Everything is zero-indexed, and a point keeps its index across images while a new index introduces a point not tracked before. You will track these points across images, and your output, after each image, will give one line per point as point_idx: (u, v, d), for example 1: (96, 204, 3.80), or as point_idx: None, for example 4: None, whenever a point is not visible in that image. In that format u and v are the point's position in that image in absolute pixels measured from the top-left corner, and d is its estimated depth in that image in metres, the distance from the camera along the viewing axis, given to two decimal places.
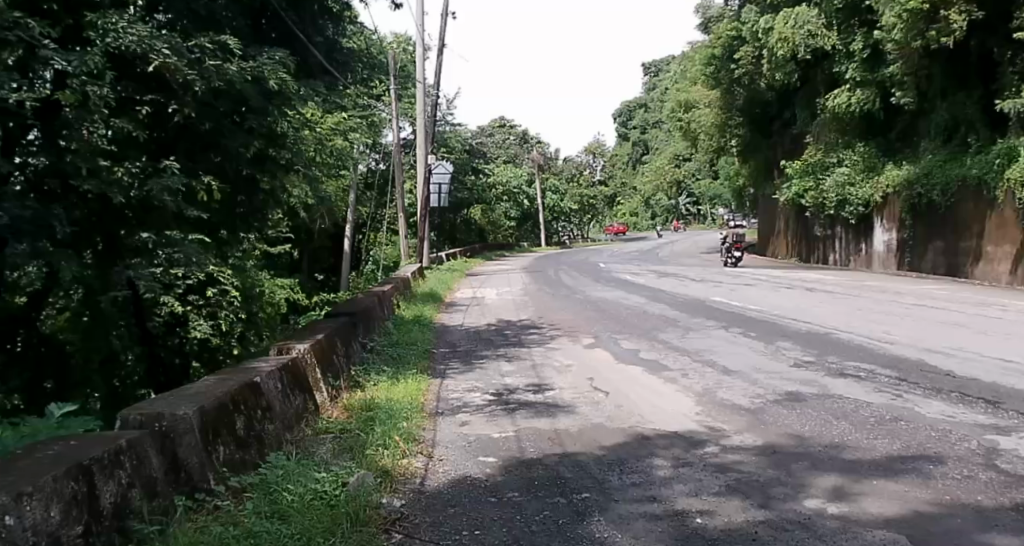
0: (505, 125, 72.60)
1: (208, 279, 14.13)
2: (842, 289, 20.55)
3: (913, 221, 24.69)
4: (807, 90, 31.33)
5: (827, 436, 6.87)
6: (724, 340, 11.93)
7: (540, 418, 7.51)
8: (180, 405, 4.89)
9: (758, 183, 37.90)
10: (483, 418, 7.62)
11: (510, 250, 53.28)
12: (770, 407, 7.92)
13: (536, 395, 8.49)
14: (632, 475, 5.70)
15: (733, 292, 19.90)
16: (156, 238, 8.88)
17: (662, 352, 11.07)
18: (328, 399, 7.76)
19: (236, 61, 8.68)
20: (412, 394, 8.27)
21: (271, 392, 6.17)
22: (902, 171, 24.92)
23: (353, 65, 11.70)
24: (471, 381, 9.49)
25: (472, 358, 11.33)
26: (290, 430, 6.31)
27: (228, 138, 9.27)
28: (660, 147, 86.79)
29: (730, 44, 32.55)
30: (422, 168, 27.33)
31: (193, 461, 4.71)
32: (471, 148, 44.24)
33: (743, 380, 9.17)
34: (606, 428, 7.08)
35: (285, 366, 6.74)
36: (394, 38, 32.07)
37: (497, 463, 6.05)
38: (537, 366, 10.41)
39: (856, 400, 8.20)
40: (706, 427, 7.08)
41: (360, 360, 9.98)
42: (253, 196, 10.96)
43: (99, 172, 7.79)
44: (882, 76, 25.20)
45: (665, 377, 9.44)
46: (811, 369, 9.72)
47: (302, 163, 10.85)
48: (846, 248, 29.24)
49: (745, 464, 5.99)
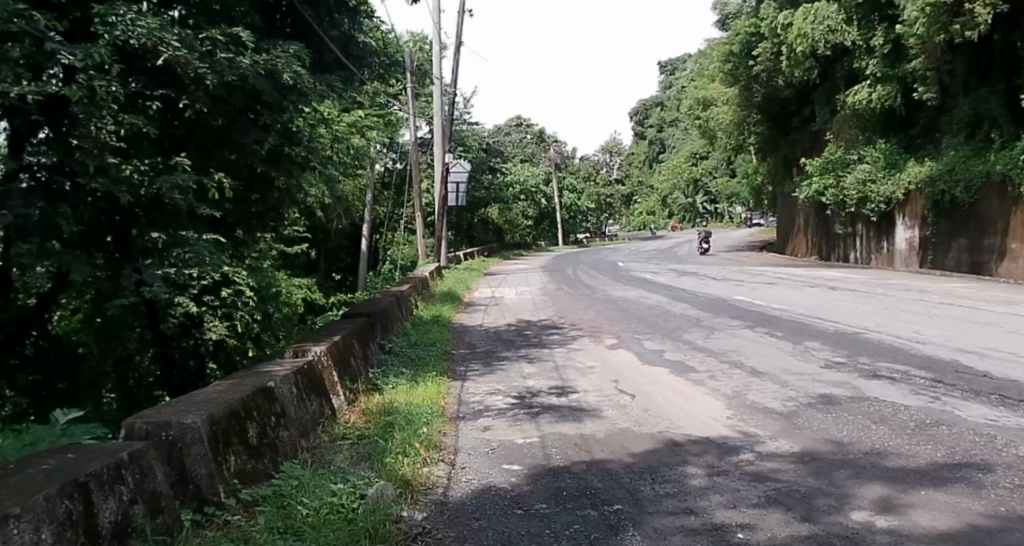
0: (522, 123, 72.33)
1: (224, 279, 13.92)
2: (866, 287, 20.12)
3: (935, 219, 24.18)
4: (826, 87, 30.78)
5: (867, 442, 6.56)
6: (750, 340, 11.60)
7: (565, 423, 7.22)
8: (188, 412, 4.65)
9: (777, 180, 37.50)
10: (506, 423, 7.33)
11: (528, 248, 53.08)
12: (804, 411, 7.60)
13: (560, 398, 8.21)
14: (664, 485, 5.40)
15: (755, 291, 19.49)
16: (167, 239, 8.44)
17: (687, 353, 10.75)
18: (346, 403, 7.51)
19: (250, 55, 8.45)
20: (433, 398, 8.00)
21: (286, 397, 5.92)
22: (924, 167, 24.44)
23: (368, 59, 11.51)
24: (492, 384, 9.19)
25: (491, 360, 11.06)
26: (305, 436, 6.06)
27: (241, 133, 9.03)
28: (677, 146, 86.45)
29: (748, 41, 32.13)
30: (439, 168, 27.07)
31: (202, 472, 4.48)
32: (488, 147, 43.99)
33: (773, 382, 8.85)
34: (634, 434, 6.79)
35: (300, 369, 6.47)
36: (411, 37, 31.83)
37: (522, 472, 5.76)
38: (559, 367, 10.11)
39: (893, 403, 7.87)
40: (739, 432, 6.77)
41: (377, 362, 9.71)
42: (267, 195, 10.74)
43: (108, 170, 7.57)
44: (903, 71, 24.77)
45: (692, 379, 9.13)
46: (843, 370, 9.39)
47: (318, 161, 10.66)
48: (867, 247, 28.76)
49: (783, 472, 5.68)
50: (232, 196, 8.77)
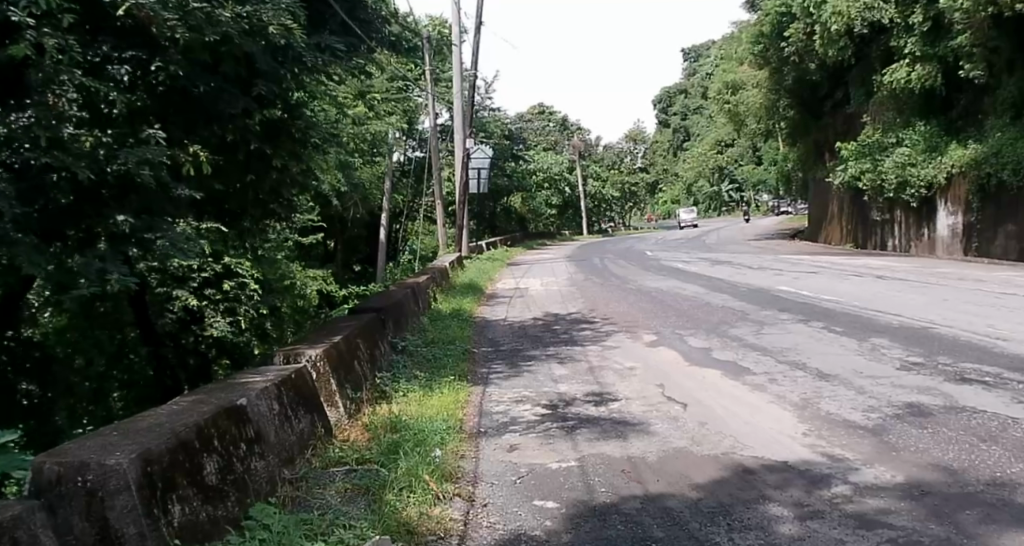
0: (545, 111, 70.83)
1: (225, 268, 12.70)
2: (915, 277, 18.68)
3: (981, 204, 22.63)
4: (860, 68, 29.08)
5: (983, 469, 5.27)
6: (808, 337, 10.29)
7: (608, 440, 6.01)
8: (117, 448, 3.59)
9: (810, 166, 35.90)
10: (536, 440, 6.13)
11: (552, 238, 51.79)
12: (893, 425, 6.34)
13: (600, 409, 6.98)
14: (746, 534, 4.25)
15: (798, 281, 18.10)
16: (135, 223, 7.26)
17: (739, 352, 9.47)
18: (346, 418, 6.36)
19: (232, 7, 7.27)
20: (448, 410, 6.78)
21: (263, 417, 4.76)
22: (968, 150, 22.93)
23: (378, 24, 10.16)
24: (518, 389, 7.95)
25: (517, 360, 9.82)
26: (288, 465, 4.90)
27: (226, 102, 7.89)
28: (701, 133, 84.65)
29: (779, 22, 30.32)
30: (460, 154, 25.84)
31: (131, 531, 3.42)
32: (510, 134, 42.63)
33: (847, 388, 7.56)
34: (694, 457, 5.55)
35: (285, 380, 5.30)
36: (429, 19, 30.42)
37: (562, 513, 4.59)
38: (594, 369, 8.86)
39: (998, 414, 6.57)
40: (826, 455, 5.52)
41: (387, 366, 8.48)
42: (264, 176, 9.47)
43: (65, 143, 6.40)
44: (946, 48, 23.25)
45: (751, 383, 7.87)
46: (925, 374, 8.07)
47: (319, 137, 9.37)
48: (906, 234, 27.21)
49: (894, 514, 4.47)
50: (210, 172, 7.60)
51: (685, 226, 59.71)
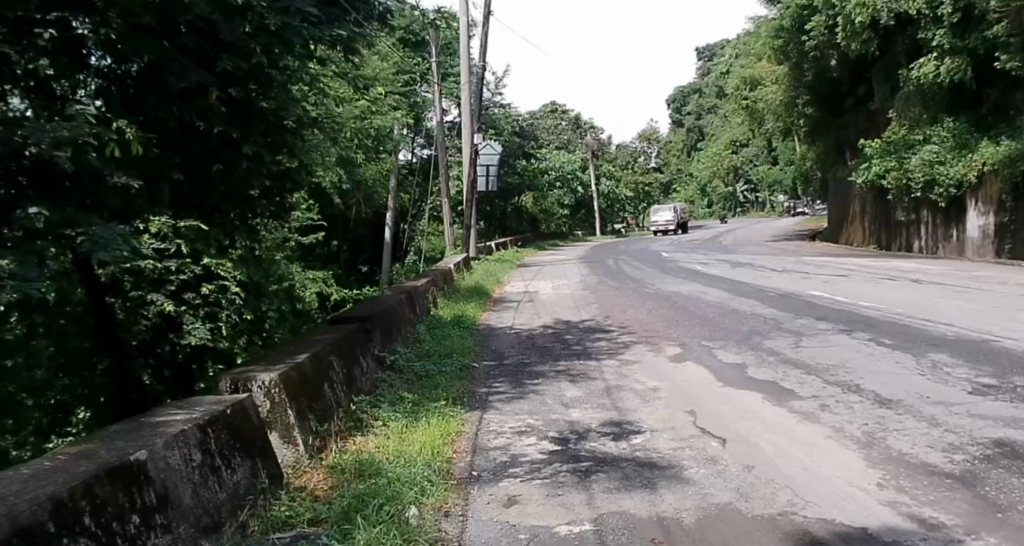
0: (557, 110, 69.63)
1: (205, 268, 10.27)
2: (954, 280, 17.29)
3: (1014, 204, 21.27)
4: (885, 62, 27.45)
5: None
6: (855, 351, 9.00)
7: (633, 491, 4.78)
8: None
9: (828, 165, 34.55)
10: (544, 489, 4.89)
11: (564, 238, 50.45)
12: (986, 470, 5.09)
13: (620, 445, 5.73)
14: None
15: (827, 286, 16.71)
16: (52, 216, 5.83)
17: (778, 370, 8.17)
18: (306, 458, 5.16)
19: None
20: (431, 450, 5.51)
21: (170, 473, 3.64)
22: (1000, 146, 21.37)
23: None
24: (521, 418, 6.69)
25: (521, 376, 8.58)
26: (208, 533, 3.81)
27: (178, 74, 6.74)
28: (716, 132, 83.04)
29: (800, 15, 28.75)
30: (467, 149, 24.52)
31: None
32: (520, 131, 41.25)
33: (917, 418, 6.29)
34: (744, 519, 4.33)
35: (215, 421, 4.09)
36: None
37: None
38: (610, 390, 7.61)
39: None
40: (916, 520, 4.27)
41: (370, 388, 7.19)
42: (234, 162, 8.02)
43: None
44: (976, 41, 21.73)
45: (799, 411, 6.59)
46: (1003, 398, 6.78)
47: (296, 119, 8.04)
48: (932, 235, 25.80)
49: None
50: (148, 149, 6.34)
51: (683, 226, 57.99)
